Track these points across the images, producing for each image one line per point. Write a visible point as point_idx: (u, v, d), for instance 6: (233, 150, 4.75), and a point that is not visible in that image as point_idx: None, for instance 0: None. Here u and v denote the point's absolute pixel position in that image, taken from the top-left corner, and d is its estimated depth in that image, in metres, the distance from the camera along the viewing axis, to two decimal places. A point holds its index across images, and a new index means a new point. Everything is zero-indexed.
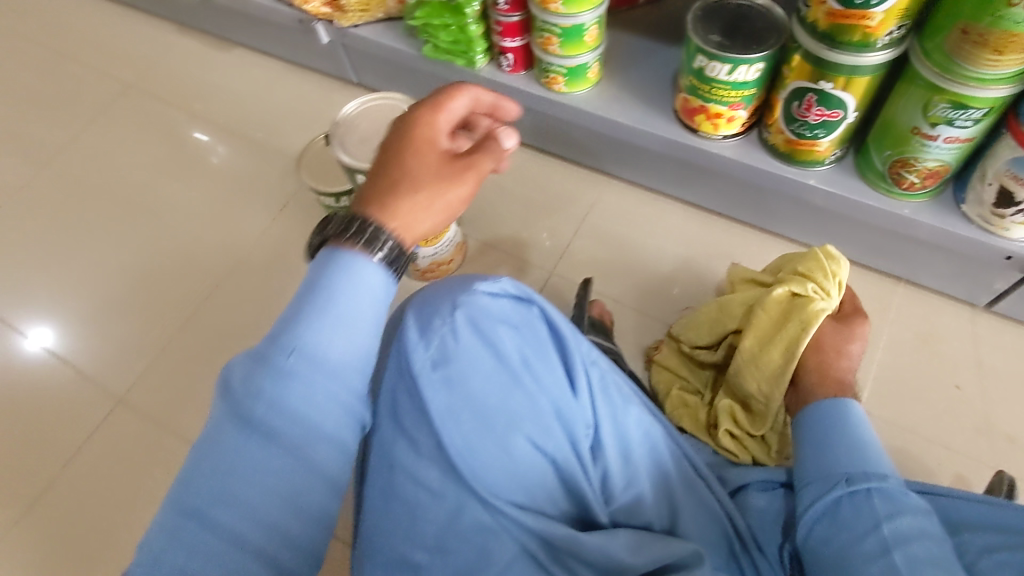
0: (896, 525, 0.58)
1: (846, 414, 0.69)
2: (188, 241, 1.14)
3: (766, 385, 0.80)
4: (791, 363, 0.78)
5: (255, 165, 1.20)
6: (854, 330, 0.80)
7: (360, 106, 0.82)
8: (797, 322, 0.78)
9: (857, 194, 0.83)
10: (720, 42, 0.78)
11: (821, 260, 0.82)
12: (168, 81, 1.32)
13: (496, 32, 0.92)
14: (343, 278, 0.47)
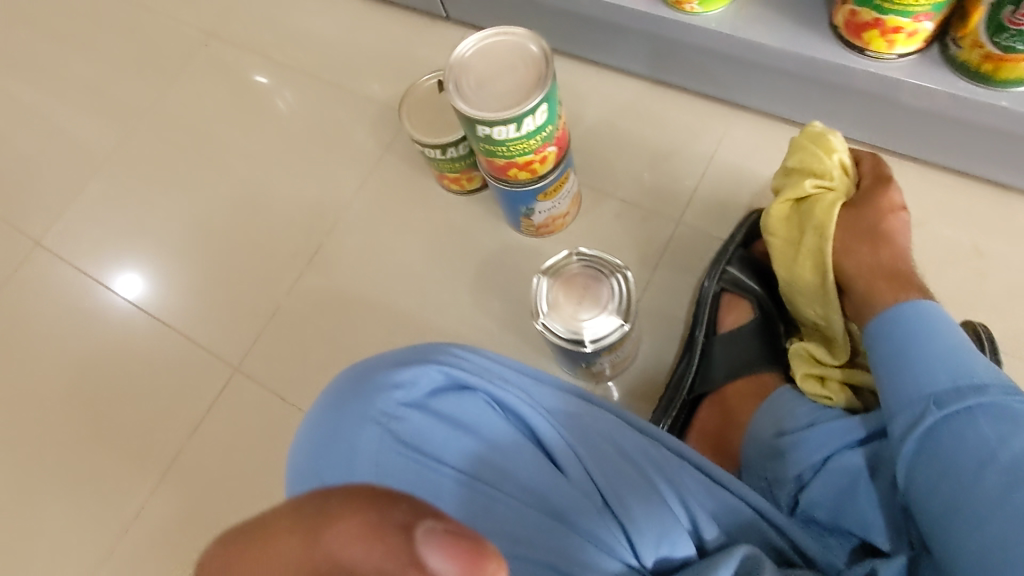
0: (1009, 446, 0.54)
1: (910, 324, 0.64)
2: (285, 199, 1.09)
3: (818, 306, 0.79)
4: (825, 276, 0.77)
5: (346, 113, 1.13)
6: (883, 205, 0.77)
7: (477, 44, 0.72)
8: (812, 233, 0.78)
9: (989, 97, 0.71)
10: None
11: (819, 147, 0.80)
12: (247, 26, 1.24)
13: None
14: None
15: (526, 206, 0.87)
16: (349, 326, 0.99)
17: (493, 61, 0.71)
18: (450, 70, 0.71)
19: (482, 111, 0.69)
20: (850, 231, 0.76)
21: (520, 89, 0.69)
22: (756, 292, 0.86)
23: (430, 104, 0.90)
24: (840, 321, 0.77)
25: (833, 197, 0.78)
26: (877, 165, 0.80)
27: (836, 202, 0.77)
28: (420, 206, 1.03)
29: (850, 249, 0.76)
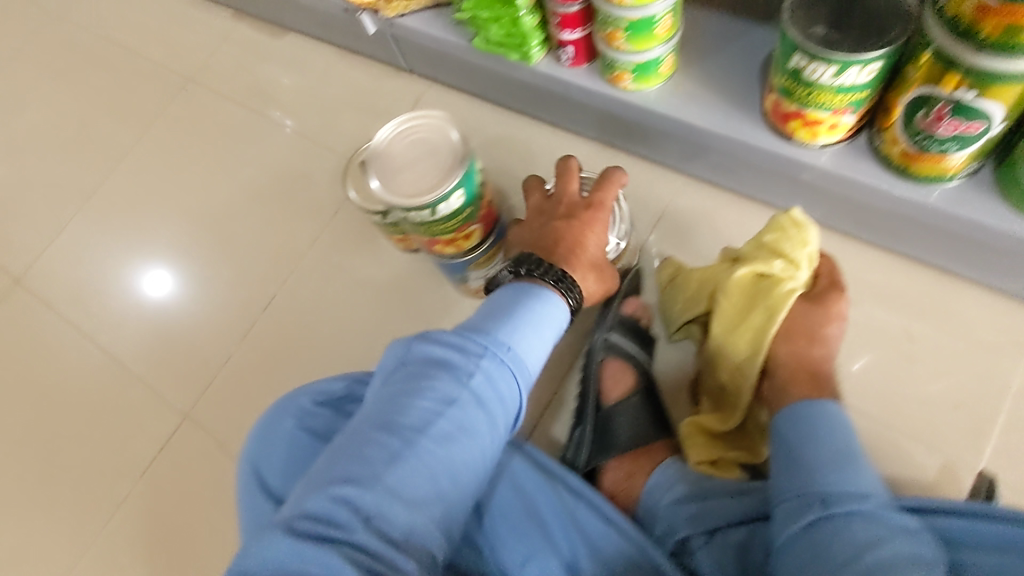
0: (876, 553, 0.53)
1: (813, 416, 0.65)
2: (246, 247, 1.12)
3: (736, 375, 0.77)
4: (757, 354, 0.74)
5: (310, 164, 1.16)
6: (830, 312, 0.74)
7: (397, 130, 0.75)
8: (763, 309, 0.74)
9: (861, 175, 0.72)
10: (825, 35, 0.63)
11: (792, 225, 0.75)
12: (225, 73, 1.28)
13: (553, 24, 0.80)
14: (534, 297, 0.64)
15: (459, 273, 0.88)
16: (294, 379, 1.01)
17: (411, 148, 0.74)
18: (370, 156, 0.74)
19: (396, 199, 0.71)
20: (799, 319, 0.74)
21: (433, 175, 0.72)
22: (639, 359, 0.84)
23: None
24: (742, 408, 0.77)
25: (790, 288, 0.73)
26: (834, 269, 0.76)
27: (795, 291, 0.73)
28: (371, 263, 1.04)
29: (790, 337, 0.74)
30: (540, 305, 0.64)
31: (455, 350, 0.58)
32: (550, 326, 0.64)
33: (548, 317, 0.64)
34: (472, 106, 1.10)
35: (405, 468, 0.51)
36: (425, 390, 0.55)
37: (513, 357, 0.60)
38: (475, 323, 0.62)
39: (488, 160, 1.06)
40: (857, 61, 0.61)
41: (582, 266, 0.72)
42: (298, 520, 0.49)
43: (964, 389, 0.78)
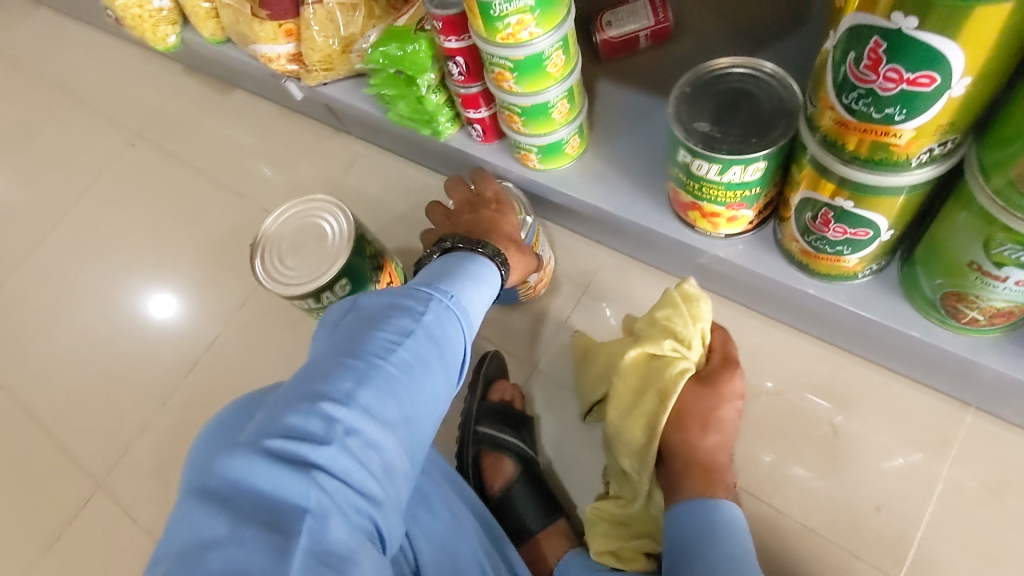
0: None
1: (705, 515, 0.58)
2: (175, 308, 1.10)
3: (634, 463, 0.67)
4: (652, 440, 0.64)
5: (244, 225, 1.15)
6: (722, 395, 0.64)
7: (280, 217, 0.75)
8: (653, 394, 0.65)
9: (767, 270, 0.69)
10: (709, 132, 0.60)
11: (685, 300, 0.68)
12: (172, 130, 1.28)
13: (458, 103, 0.78)
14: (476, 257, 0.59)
15: None
16: None
17: (294, 235, 0.74)
18: (254, 243, 0.74)
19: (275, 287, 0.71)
20: (692, 403, 0.64)
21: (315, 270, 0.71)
22: (515, 446, 0.76)
23: None
24: (645, 495, 0.66)
25: (678, 372, 0.64)
26: (727, 346, 0.68)
27: (682, 377, 0.64)
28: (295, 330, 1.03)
29: (681, 425, 0.64)
30: (494, 268, 0.59)
31: (408, 296, 0.51)
32: (496, 285, 0.58)
33: (494, 278, 0.58)
34: (406, 170, 1.09)
35: (375, 391, 0.44)
36: (385, 327, 0.47)
37: (471, 308, 0.53)
38: (425, 275, 0.56)
39: (417, 226, 1.04)
40: (738, 161, 0.58)
41: (501, 241, 0.69)
42: (268, 440, 0.40)
43: (887, 490, 0.73)
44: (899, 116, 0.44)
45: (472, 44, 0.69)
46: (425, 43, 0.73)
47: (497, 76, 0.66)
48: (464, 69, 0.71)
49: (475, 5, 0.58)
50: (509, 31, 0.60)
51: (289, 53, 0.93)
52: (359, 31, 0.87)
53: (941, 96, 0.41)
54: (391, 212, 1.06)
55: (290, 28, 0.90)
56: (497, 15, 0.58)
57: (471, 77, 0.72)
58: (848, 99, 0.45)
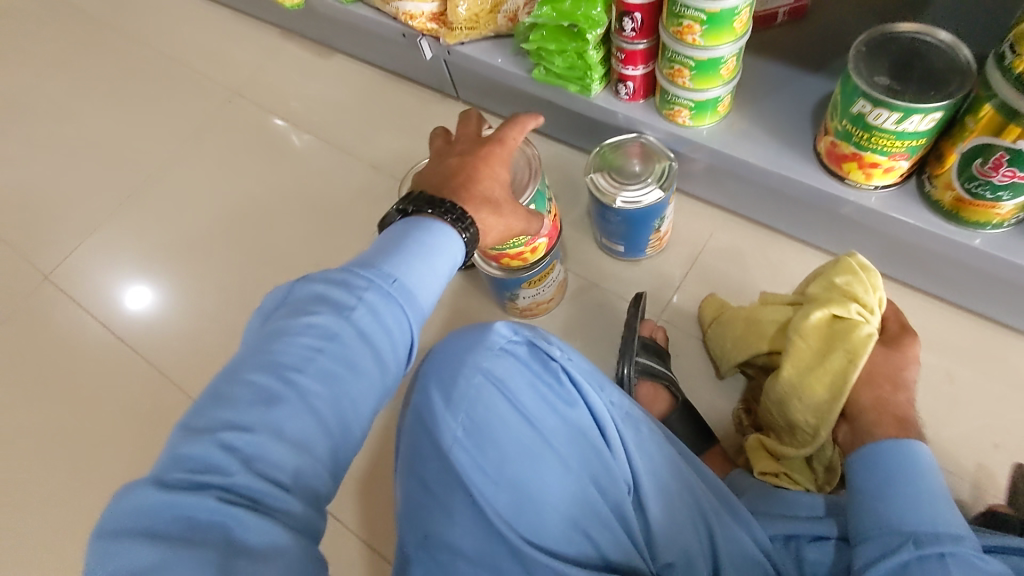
0: None
1: (899, 452, 0.61)
2: (286, 257, 1.13)
3: (812, 418, 0.73)
4: (838, 399, 0.71)
5: (351, 181, 1.18)
6: (907, 356, 0.72)
7: None
8: (842, 352, 0.72)
9: (913, 218, 0.75)
10: (889, 84, 0.66)
11: (856, 264, 0.77)
12: (271, 90, 1.31)
13: (617, 59, 0.83)
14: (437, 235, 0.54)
15: (509, 291, 0.89)
16: None
17: None
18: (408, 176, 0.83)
19: None
20: (880, 363, 0.72)
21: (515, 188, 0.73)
22: (669, 376, 0.83)
23: None
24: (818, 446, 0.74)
25: (851, 356, 0.71)
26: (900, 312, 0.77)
27: (854, 361, 0.71)
28: None
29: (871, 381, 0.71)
30: (457, 240, 0.55)
31: (339, 286, 0.48)
32: (461, 258, 0.56)
33: (454, 248, 0.55)
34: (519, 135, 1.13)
35: (300, 401, 0.42)
36: (308, 323, 0.45)
37: (416, 291, 0.50)
38: (375, 256, 0.51)
39: None
40: (919, 109, 0.64)
41: (474, 201, 0.60)
42: (174, 472, 0.38)
43: (1003, 429, 0.81)
44: None
45: (654, 1, 0.75)
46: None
47: (683, 29, 0.72)
48: (638, 25, 0.78)
49: None
50: None
51: (431, 12, 0.99)
52: None
53: None
54: None
55: None
56: None
57: (643, 33, 0.78)
58: None
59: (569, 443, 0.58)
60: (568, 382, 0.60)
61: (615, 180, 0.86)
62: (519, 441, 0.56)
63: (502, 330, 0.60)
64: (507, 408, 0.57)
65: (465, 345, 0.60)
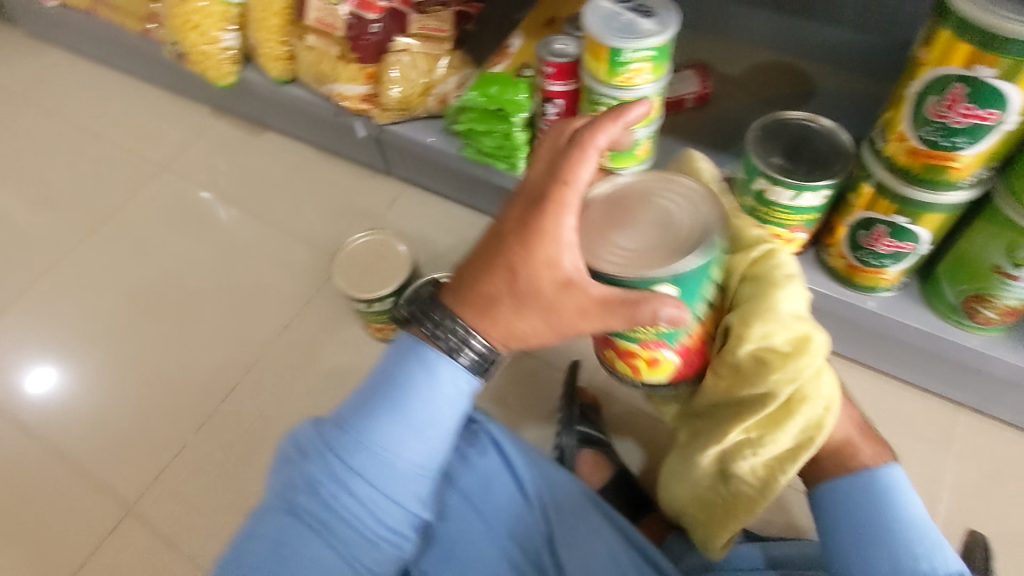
0: None
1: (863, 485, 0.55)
2: (212, 333, 1.10)
3: (759, 479, 0.61)
4: (791, 463, 0.58)
5: (282, 255, 1.17)
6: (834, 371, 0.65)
7: (363, 238, 0.98)
8: (796, 414, 0.58)
9: (816, 284, 0.82)
10: (782, 165, 0.74)
11: (776, 271, 0.59)
12: (201, 167, 1.31)
13: (542, 140, 0.89)
14: (422, 372, 0.53)
15: None
16: (255, 473, 0.97)
17: (368, 257, 0.97)
18: (339, 252, 0.97)
19: (354, 288, 0.93)
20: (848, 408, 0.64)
21: (648, 248, 0.49)
22: (605, 441, 0.87)
23: (358, 261, 0.96)
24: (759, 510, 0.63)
25: (822, 410, 0.58)
26: None
27: (822, 428, 0.57)
28: (344, 355, 1.05)
29: None
30: (444, 381, 0.53)
31: (302, 454, 0.54)
32: (450, 400, 0.54)
33: (439, 390, 0.53)
34: (451, 209, 1.17)
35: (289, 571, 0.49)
36: (290, 490, 0.53)
37: (388, 452, 0.52)
38: (350, 407, 0.54)
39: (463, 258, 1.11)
40: (809, 187, 0.72)
41: (530, 309, 0.51)
42: None
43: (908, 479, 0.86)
44: (964, 145, 0.59)
45: (573, 89, 0.82)
46: (525, 86, 0.86)
47: None
48: (559, 110, 0.84)
49: (604, 51, 0.71)
50: (627, 75, 0.73)
51: (364, 94, 1.01)
52: (440, 78, 0.99)
53: (998, 128, 0.57)
54: (437, 246, 1.13)
55: (371, 71, 0.99)
56: (622, 61, 0.71)
57: (564, 116, 0.84)
58: (924, 132, 0.61)
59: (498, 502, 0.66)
60: (494, 461, 0.70)
61: None
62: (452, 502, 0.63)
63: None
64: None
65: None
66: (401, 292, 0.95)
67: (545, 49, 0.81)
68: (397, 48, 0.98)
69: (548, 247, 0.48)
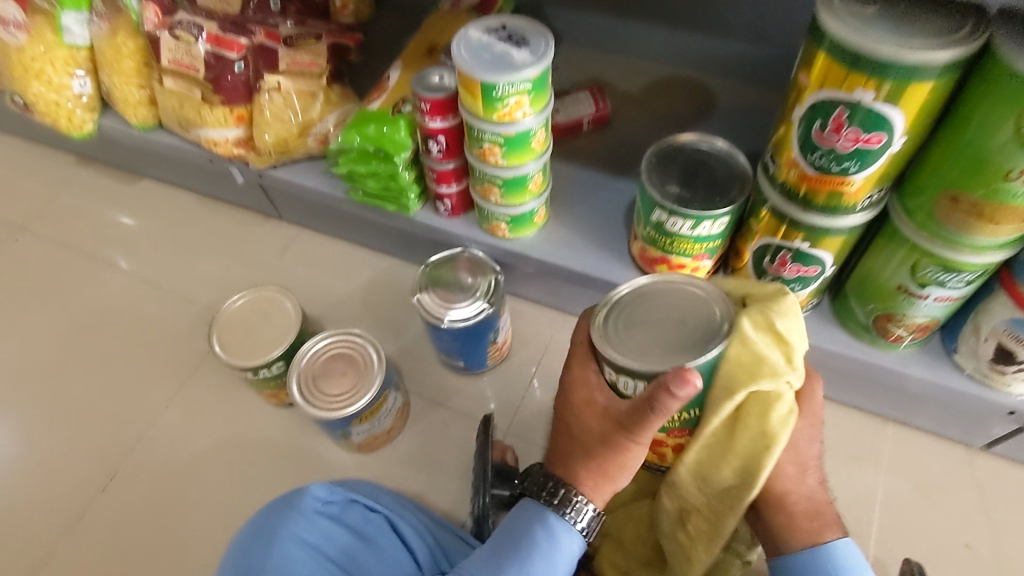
0: None
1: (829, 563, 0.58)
2: (86, 412, 0.98)
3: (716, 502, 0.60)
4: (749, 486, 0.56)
5: (164, 316, 1.06)
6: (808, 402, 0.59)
7: (245, 300, 0.89)
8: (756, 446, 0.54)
9: None
10: (679, 194, 0.70)
11: (774, 314, 0.53)
12: (68, 223, 1.18)
13: (430, 178, 0.83)
14: (545, 539, 0.57)
15: (339, 430, 0.83)
16: (140, 572, 0.86)
17: (253, 318, 0.88)
18: (217, 318, 0.87)
19: (236, 360, 0.83)
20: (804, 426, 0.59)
21: (660, 348, 0.51)
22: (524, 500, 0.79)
23: (240, 324, 0.87)
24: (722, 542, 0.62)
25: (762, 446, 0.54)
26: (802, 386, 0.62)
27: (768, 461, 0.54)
28: (236, 425, 0.95)
29: None
30: (561, 543, 0.57)
31: None
32: (567, 561, 0.58)
33: (559, 554, 0.57)
34: (349, 252, 1.08)
35: None
36: None
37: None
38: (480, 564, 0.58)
39: (365, 305, 1.03)
40: (709, 216, 0.67)
41: (597, 465, 0.57)
42: None
43: (840, 503, 0.82)
44: (854, 168, 0.56)
45: (455, 124, 0.75)
46: (404, 124, 0.79)
47: (485, 151, 0.72)
48: (443, 147, 0.77)
49: (478, 86, 0.65)
50: (506, 110, 0.67)
51: (237, 137, 0.93)
52: (317, 116, 0.91)
53: (886, 151, 0.54)
54: (336, 294, 1.04)
55: (241, 113, 0.91)
56: (499, 96, 0.65)
57: (449, 153, 0.78)
58: (812, 157, 0.57)
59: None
60: (376, 526, 0.67)
61: (441, 299, 0.82)
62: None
63: (316, 488, 0.66)
64: (320, 565, 0.61)
65: (279, 515, 0.64)
66: (291, 355, 0.86)
67: (420, 84, 0.73)
68: (267, 86, 0.89)
69: (591, 408, 0.57)
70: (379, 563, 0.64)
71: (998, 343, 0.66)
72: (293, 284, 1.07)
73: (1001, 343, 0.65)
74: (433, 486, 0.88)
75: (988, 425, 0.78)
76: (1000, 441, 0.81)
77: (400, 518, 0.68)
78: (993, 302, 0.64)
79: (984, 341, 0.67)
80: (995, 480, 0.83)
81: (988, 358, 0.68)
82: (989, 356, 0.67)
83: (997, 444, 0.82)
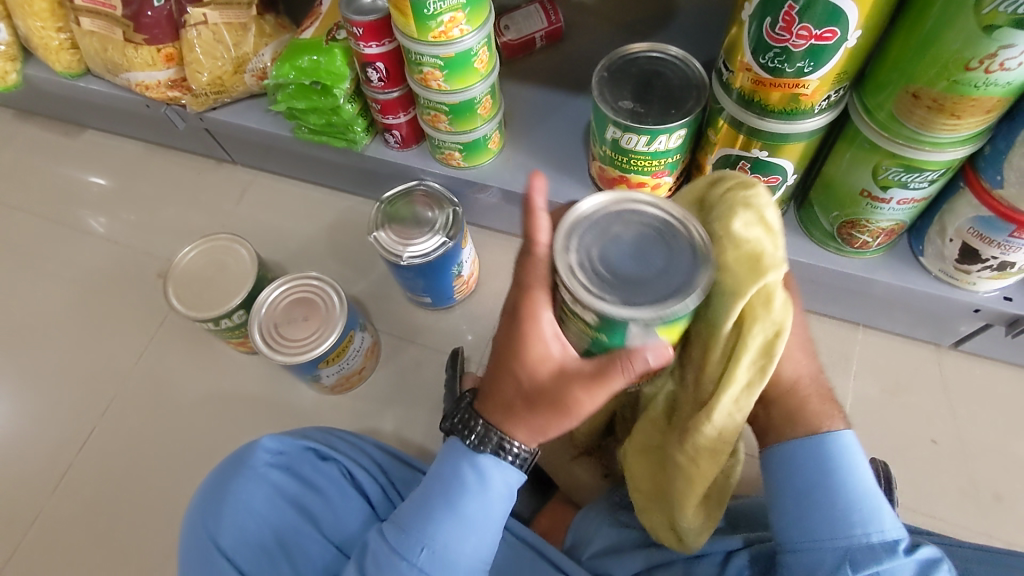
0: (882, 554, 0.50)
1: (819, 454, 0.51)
2: (53, 375, 0.97)
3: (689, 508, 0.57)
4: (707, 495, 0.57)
5: (120, 271, 1.03)
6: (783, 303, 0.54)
7: (195, 250, 0.86)
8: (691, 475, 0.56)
9: None
10: (633, 109, 0.66)
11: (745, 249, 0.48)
12: (10, 183, 1.13)
13: (375, 110, 0.78)
14: (473, 475, 0.51)
15: (308, 374, 0.81)
16: (122, 525, 0.87)
17: (208, 269, 0.85)
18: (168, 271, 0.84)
19: (191, 311, 0.81)
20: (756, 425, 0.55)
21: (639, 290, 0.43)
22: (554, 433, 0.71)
23: (193, 276, 0.85)
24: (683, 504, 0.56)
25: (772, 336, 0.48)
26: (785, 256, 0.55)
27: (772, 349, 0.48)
28: (208, 376, 0.94)
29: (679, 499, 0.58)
30: (497, 484, 0.52)
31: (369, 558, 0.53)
32: (504, 498, 0.52)
33: (494, 494, 0.52)
34: (308, 193, 1.05)
35: None
36: None
37: (453, 553, 0.51)
38: (415, 516, 0.52)
39: (329, 247, 1.00)
40: (664, 130, 0.64)
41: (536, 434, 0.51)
42: None
43: None
44: (809, 69, 0.53)
45: (392, 49, 0.70)
46: (339, 52, 0.74)
47: (426, 76, 0.68)
48: (384, 75, 0.73)
49: (407, 5, 0.60)
50: (441, 29, 0.62)
51: (169, 79, 0.88)
52: (252, 50, 0.85)
53: (840, 47, 0.51)
54: (297, 237, 1.01)
55: (170, 52, 0.85)
56: (431, 13, 0.61)
57: (391, 81, 0.74)
58: (764, 59, 0.54)
59: (343, 528, 0.63)
60: (333, 470, 0.66)
61: (398, 235, 0.79)
62: (306, 547, 0.61)
63: (263, 442, 0.64)
64: (277, 511, 0.61)
65: (230, 470, 0.63)
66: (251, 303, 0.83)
67: (350, 7, 0.68)
68: (192, 21, 0.82)
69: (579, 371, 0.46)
70: (329, 514, 0.64)
71: (963, 243, 0.64)
72: (251, 230, 1.03)
73: (966, 242, 0.63)
74: (408, 423, 0.88)
75: (955, 325, 0.78)
76: (967, 339, 0.81)
77: (352, 464, 0.67)
78: (957, 200, 0.61)
79: (950, 242, 0.65)
80: (963, 377, 0.84)
81: (953, 259, 0.66)
82: (955, 256, 0.66)
83: (965, 341, 0.82)
